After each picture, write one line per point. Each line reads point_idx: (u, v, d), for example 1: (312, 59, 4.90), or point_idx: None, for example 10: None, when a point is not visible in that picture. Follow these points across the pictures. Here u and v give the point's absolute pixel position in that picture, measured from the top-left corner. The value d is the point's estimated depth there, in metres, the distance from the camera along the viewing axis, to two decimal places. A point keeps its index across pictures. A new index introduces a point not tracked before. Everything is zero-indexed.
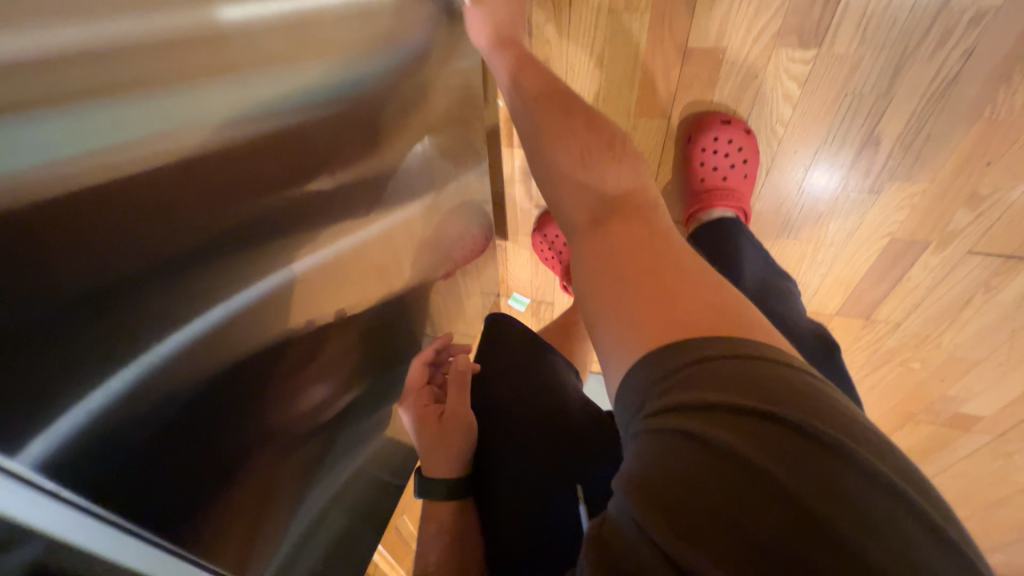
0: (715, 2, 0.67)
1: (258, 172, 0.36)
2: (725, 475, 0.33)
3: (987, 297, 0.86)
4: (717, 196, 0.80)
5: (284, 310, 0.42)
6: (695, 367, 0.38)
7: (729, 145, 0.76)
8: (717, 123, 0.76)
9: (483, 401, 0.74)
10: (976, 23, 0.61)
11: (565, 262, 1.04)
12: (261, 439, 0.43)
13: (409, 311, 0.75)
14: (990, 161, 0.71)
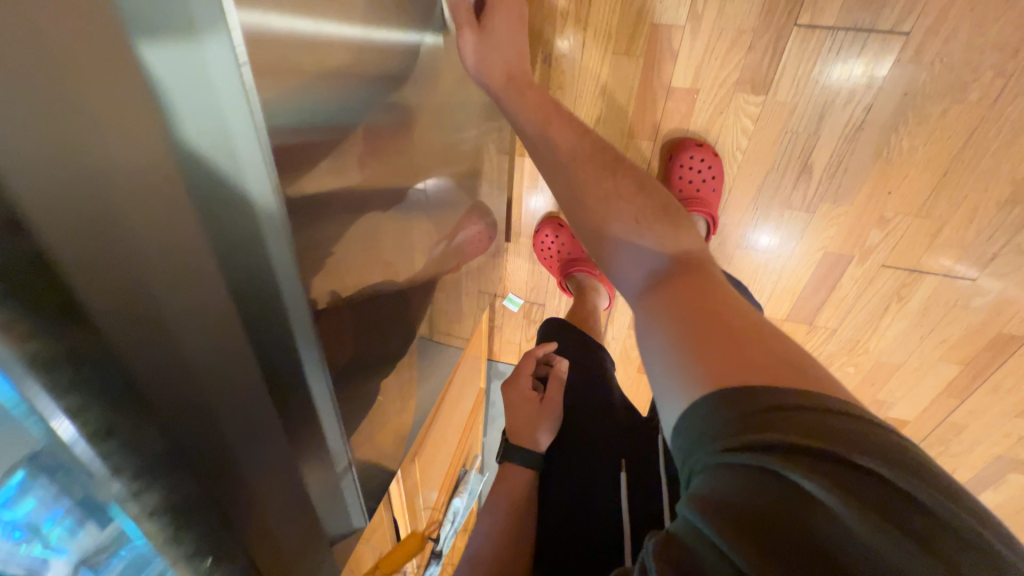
0: (691, 55, 0.88)
1: (371, 129, 0.38)
2: (802, 504, 0.32)
3: (899, 306, 1.07)
4: (691, 203, 0.98)
5: (386, 240, 0.47)
6: (765, 415, 0.37)
7: (701, 163, 0.96)
8: (692, 145, 0.96)
9: (551, 397, 0.89)
10: (871, 86, 0.84)
11: (562, 259, 1.19)
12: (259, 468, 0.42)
13: (448, 282, 0.80)
14: (890, 191, 0.93)
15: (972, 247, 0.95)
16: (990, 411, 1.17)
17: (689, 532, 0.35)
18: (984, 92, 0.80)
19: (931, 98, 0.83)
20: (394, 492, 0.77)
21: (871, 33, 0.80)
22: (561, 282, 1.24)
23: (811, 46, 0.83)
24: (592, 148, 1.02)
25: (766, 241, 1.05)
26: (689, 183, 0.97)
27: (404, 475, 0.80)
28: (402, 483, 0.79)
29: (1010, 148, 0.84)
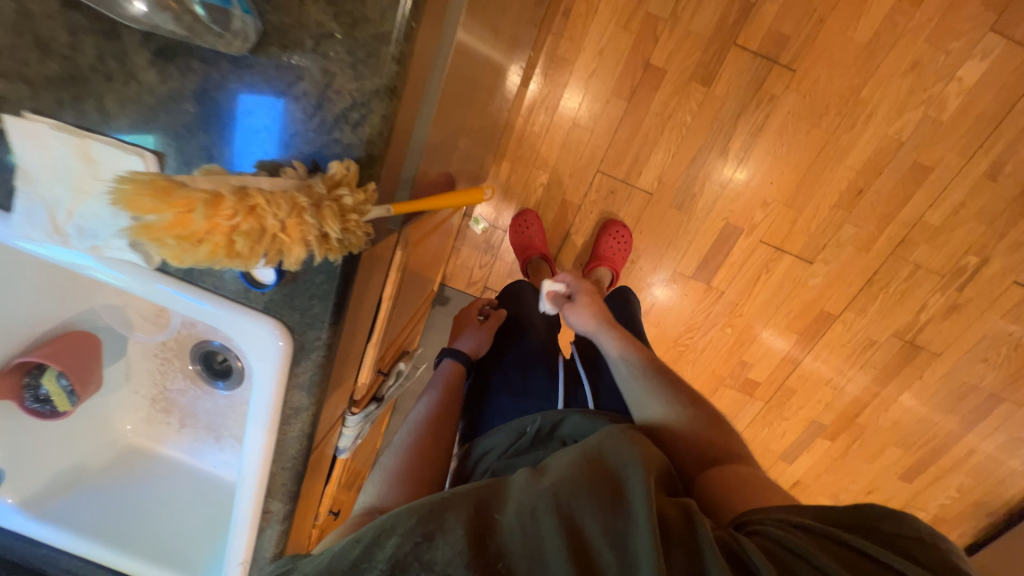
0: (664, 42, 1.22)
1: None
2: (857, 561, 0.48)
3: (767, 276, 1.45)
4: (603, 261, 1.38)
5: None
6: (848, 513, 0.53)
7: (621, 237, 1.39)
8: (619, 223, 1.40)
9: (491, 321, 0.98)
10: (767, 100, 1.24)
11: (525, 240, 1.39)
12: (322, 115, 0.43)
13: (465, 127, 0.94)
14: (771, 182, 1.33)
15: (813, 237, 1.38)
16: (810, 380, 1.58)
17: (774, 543, 0.50)
18: (830, 123, 1.25)
19: (802, 119, 1.25)
20: (393, 281, 0.78)
21: (776, 63, 1.21)
22: (520, 260, 1.41)
23: (742, 60, 1.21)
24: (582, 95, 1.30)
25: (660, 292, 1.50)
26: (607, 248, 1.39)
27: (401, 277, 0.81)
28: (398, 282, 0.80)
29: (839, 165, 1.29)
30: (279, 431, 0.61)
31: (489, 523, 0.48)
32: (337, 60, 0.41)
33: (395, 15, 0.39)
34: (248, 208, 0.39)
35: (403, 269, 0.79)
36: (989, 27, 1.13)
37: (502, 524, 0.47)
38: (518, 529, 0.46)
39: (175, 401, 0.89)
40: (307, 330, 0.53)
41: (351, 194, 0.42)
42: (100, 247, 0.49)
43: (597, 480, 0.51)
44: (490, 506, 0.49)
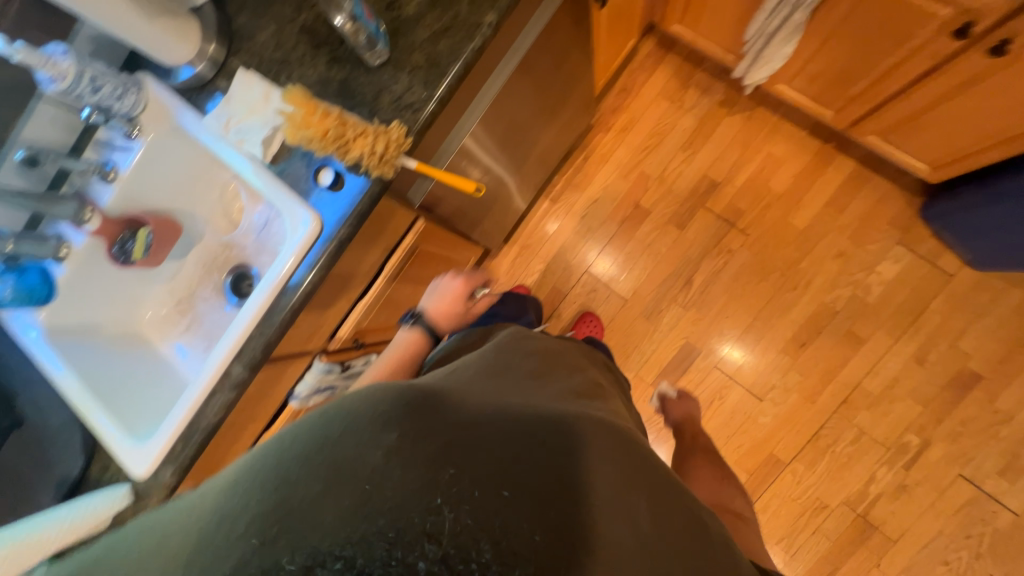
0: (650, 194, 1.65)
1: (545, 55, 1.00)
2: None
3: (719, 403, 1.55)
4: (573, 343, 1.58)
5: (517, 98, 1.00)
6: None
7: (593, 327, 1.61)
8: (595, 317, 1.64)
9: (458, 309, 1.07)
10: (724, 252, 1.58)
11: None
12: (400, 102, 0.77)
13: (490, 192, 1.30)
14: (726, 316, 1.57)
15: (762, 375, 1.54)
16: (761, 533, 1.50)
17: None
18: (775, 281, 1.54)
19: (753, 272, 1.56)
20: (397, 258, 1.03)
21: (733, 228, 1.58)
22: None
23: (707, 219, 1.60)
24: (586, 213, 1.69)
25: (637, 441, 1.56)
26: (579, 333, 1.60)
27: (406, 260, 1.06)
28: (402, 261, 1.04)
29: (784, 317, 1.53)
30: (276, 297, 0.82)
31: (509, 485, 0.48)
32: (418, 78, 0.77)
33: (454, 66, 0.75)
34: (341, 121, 0.71)
35: (410, 252, 1.04)
36: (896, 241, 1.47)
37: (525, 491, 0.48)
38: (545, 503, 0.48)
39: (195, 306, 1.07)
40: (332, 225, 0.79)
41: (397, 137, 0.73)
42: (244, 142, 0.82)
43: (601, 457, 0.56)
44: (509, 463, 0.50)
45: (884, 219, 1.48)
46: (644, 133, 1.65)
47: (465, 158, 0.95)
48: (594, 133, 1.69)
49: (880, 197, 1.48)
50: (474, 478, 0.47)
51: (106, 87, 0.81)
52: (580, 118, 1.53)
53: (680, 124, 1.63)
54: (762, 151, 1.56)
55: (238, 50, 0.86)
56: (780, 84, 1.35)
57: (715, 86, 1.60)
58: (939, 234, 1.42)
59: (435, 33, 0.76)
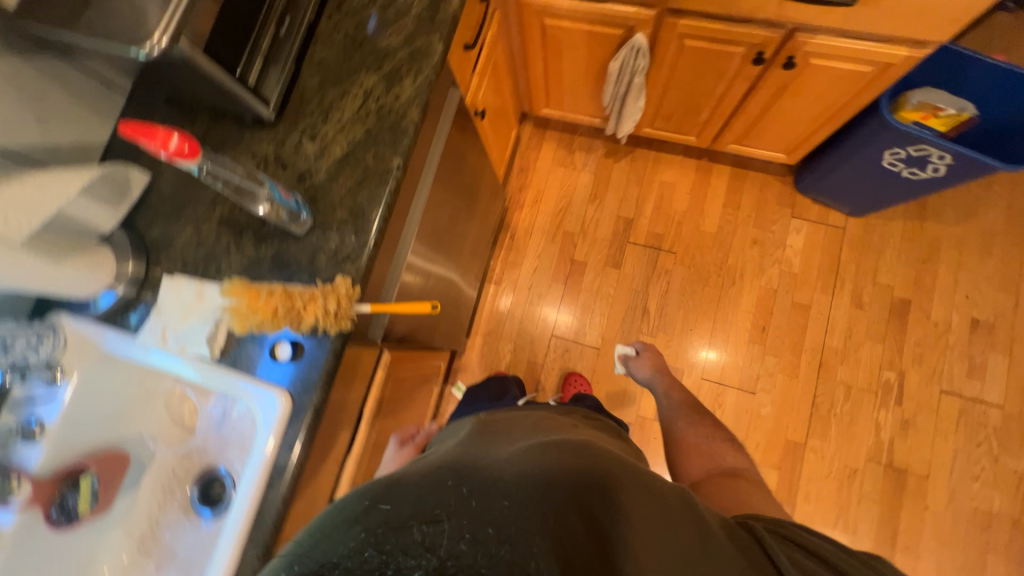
0: (580, 247, 1.77)
1: (450, 170, 1.10)
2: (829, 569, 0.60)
3: (721, 410, 1.59)
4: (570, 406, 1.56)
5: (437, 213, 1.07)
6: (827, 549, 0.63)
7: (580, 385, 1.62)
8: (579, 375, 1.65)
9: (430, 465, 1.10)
10: (663, 274, 1.71)
11: None
12: (337, 257, 0.80)
13: (440, 299, 1.33)
14: (690, 328, 1.66)
15: (744, 369, 1.61)
16: (816, 522, 1.48)
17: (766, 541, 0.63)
18: (715, 282, 1.68)
19: (694, 282, 1.69)
20: (371, 399, 0.99)
21: (661, 251, 1.73)
22: None
23: (636, 251, 1.74)
24: (530, 283, 1.77)
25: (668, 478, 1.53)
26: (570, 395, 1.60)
27: (380, 396, 1.03)
28: (377, 399, 1.01)
29: (737, 310, 1.65)
30: (261, 497, 0.74)
31: (504, 496, 0.56)
32: (347, 231, 0.80)
33: (378, 211, 0.81)
34: (287, 295, 0.72)
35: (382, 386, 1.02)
36: (791, 215, 1.68)
37: (517, 501, 0.55)
38: (536, 509, 0.55)
39: (161, 540, 0.87)
40: (303, 394, 0.76)
41: (345, 290, 0.75)
42: (187, 346, 0.79)
43: (590, 460, 0.63)
44: (503, 485, 0.57)
45: (774, 202, 1.70)
46: (554, 199, 1.82)
47: (410, 282, 0.98)
48: (511, 213, 1.83)
49: (762, 187, 1.72)
50: (466, 502, 0.55)
51: (19, 343, 0.78)
52: (494, 206, 1.66)
53: (580, 181, 1.82)
54: (654, 181, 1.78)
55: (158, 260, 0.86)
56: (645, 128, 1.58)
57: (595, 143, 1.84)
58: (819, 200, 1.66)
59: (350, 189, 0.82)
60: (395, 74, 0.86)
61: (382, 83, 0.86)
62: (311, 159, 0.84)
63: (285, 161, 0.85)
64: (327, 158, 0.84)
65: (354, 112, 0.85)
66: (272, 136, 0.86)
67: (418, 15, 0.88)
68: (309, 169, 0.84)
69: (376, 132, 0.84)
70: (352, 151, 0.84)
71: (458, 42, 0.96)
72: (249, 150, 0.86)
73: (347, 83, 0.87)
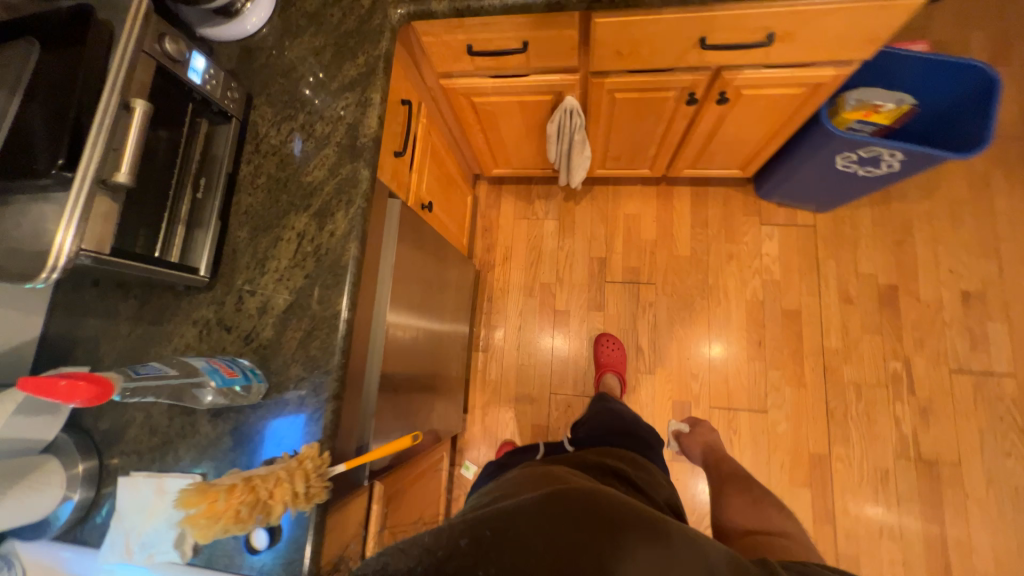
0: (560, 297, 1.74)
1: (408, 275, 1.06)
2: None
3: (738, 436, 1.53)
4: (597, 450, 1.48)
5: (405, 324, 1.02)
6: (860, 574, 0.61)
7: None
8: None
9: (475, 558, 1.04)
10: (648, 308, 1.67)
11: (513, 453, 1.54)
12: (301, 421, 0.74)
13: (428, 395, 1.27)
14: (688, 358, 1.62)
15: (752, 389, 1.56)
16: (861, 535, 1.42)
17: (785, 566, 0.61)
18: (703, 305, 1.64)
19: (680, 309, 1.65)
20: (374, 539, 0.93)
21: (640, 283, 1.70)
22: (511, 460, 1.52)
23: (616, 290, 1.70)
24: (518, 343, 1.72)
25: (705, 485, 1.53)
26: None
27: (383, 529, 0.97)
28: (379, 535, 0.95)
29: (730, 330, 1.61)
30: None
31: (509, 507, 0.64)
32: (306, 389, 0.75)
33: (334, 361, 0.76)
34: (250, 487, 0.64)
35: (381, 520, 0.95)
36: (760, 223, 1.67)
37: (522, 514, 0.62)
38: (539, 522, 0.61)
39: None
40: None
41: (312, 462, 0.70)
42: (153, 554, 0.71)
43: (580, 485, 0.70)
44: (505, 510, 0.64)
45: (740, 213, 1.68)
46: (523, 252, 1.79)
47: (388, 406, 0.93)
48: (484, 274, 1.79)
49: (725, 199, 1.70)
50: (474, 523, 0.62)
51: None
52: (465, 277, 1.62)
53: (546, 230, 1.79)
54: (619, 216, 1.75)
55: (112, 455, 0.80)
56: (597, 170, 1.56)
57: (553, 188, 1.82)
58: (784, 203, 1.64)
59: (301, 343, 0.77)
60: (325, 209, 0.82)
61: (314, 222, 0.82)
62: (254, 317, 0.79)
63: (229, 323, 0.80)
64: (270, 314, 0.79)
65: (290, 258, 0.81)
66: (210, 300, 0.81)
67: (338, 143, 0.84)
68: (254, 328, 0.79)
69: (317, 277, 0.79)
70: (295, 300, 0.79)
71: (387, 154, 0.93)
72: (189, 318, 0.81)
73: (279, 229, 0.82)
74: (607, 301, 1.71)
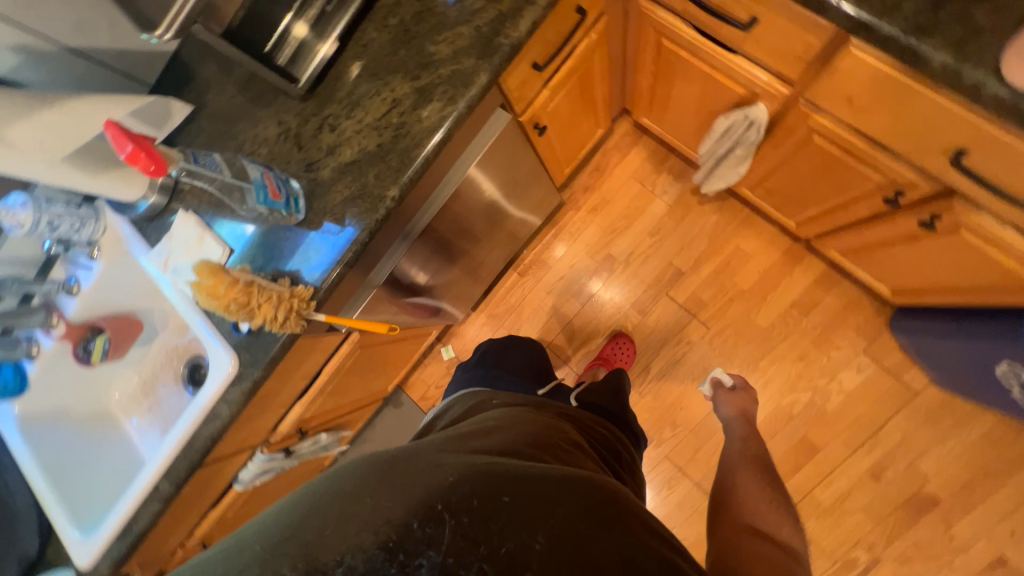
0: (617, 275, 1.64)
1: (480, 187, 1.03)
2: None
3: (670, 493, 1.54)
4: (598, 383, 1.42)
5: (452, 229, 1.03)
6: None
7: None
8: None
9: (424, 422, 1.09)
10: (684, 342, 1.56)
11: None
12: (311, 263, 0.82)
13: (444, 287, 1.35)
14: (682, 406, 1.55)
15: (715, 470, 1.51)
16: None
17: None
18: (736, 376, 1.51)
19: (713, 364, 1.53)
20: (333, 366, 1.09)
21: (696, 317, 1.56)
22: None
23: (670, 306, 1.58)
24: (552, 287, 1.70)
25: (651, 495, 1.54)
26: None
27: (345, 363, 1.13)
28: (339, 366, 1.11)
29: None
30: (196, 429, 0.88)
31: (506, 493, 0.56)
32: (328, 240, 0.81)
33: (359, 233, 0.79)
34: (247, 291, 0.77)
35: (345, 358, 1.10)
36: (862, 350, 1.42)
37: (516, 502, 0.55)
38: (544, 515, 0.54)
39: (157, 391, 1.15)
40: (249, 368, 0.85)
41: (300, 302, 0.79)
42: (177, 280, 0.87)
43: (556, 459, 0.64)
44: (487, 478, 0.58)
45: (852, 326, 1.43)
46: (614, 214, 1.65)
47: (396, 287, 1.00)
48: (566, 208, 1.69)
49: (848, 304, 1.44)
50: (462, 498, 0.55)
51: (65, 225, 0.91)
52: (546, 202, 1.54)
53: (650, 208, 1.62)
54: (729, 244, 1.54)
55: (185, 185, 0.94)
56: (741, 189, 1.32)
57: (689, 173, 1.59)
58: (906, 350, 1.36)
59: (344, 202, 0.81)
60: (428, 90, 0.77)
61: (413, 96, 0.78)
62: (321, 152, 0.82)
63: (302, 143, 0.83)
64: (334, 158, 0.82)
65: (376, 117, 0.80)
66: (298, 110, 0.84)
67: (478, 26, 0.75)
68: (317, 161, 0.82)
69: (386, 152, 0.78)
70: (358, 160, 0.80)
71: (524, 63, 0.83)
72: (276, 116, 0.86)
73: (381, 82, 0.80)
74: (654, 309, 1.60)
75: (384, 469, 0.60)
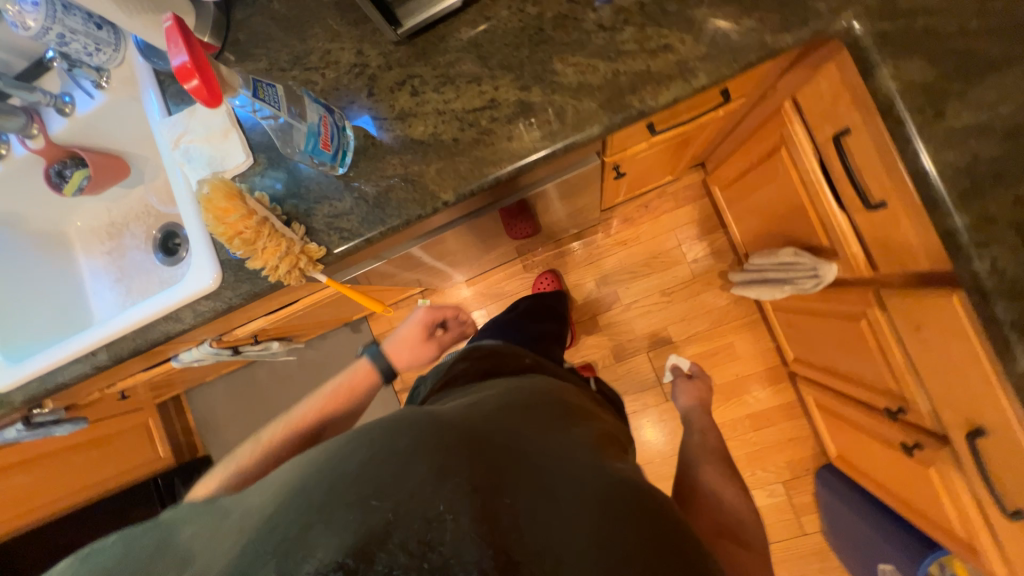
0: (612, 313, 1.63)
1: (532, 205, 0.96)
2: None
3: None
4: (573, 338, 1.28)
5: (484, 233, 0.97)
6: None
7: None
8: None
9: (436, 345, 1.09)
10: (639, 401, 1.61)
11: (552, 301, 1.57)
12: (332, 223, 0.75)
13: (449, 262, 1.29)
14: None
15: None
16: None
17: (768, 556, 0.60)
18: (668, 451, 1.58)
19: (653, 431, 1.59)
20: (313, 302, 1.05)
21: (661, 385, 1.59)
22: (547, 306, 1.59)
23: (644, 364, 1.61)
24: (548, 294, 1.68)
25: None
26: None
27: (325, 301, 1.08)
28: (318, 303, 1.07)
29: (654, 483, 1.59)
30: (154, 321, 0.84)
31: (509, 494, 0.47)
32: (361, 209, 0.74)
33: (395, 220, 0.72)
34: (257, 230, 0.69)
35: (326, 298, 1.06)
36: (782, 479, 1.51)
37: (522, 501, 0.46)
38: (555, 513, 0.46)
39: (124, 241, 1.09)
40: (229, 291, 0.80)
41: (306, 262, 0.73)
42: (186, 167, 0.79)
43: (574, 447, 0.58)
44: (490, 469, 0.48)
45: (786, 457, 1.51)
46: (640, 256, 1.61)
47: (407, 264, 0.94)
48: (598, 228, 1.63)
49: (794, 438, 1.51)
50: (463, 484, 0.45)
51: (77, 45, 0.78)
52: (582, 217, 1.48)
53: (675, 268, 1.59)
54: (725, 337, 1.55)
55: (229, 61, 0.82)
56: (767, 303, 1.31)
57: (726, 254, 1.55)
58: (818, 499, 1.47)
59: (391, 179, 0.73)
60: (532, 111, 0.67)
61: (512, 107, 0.68)
62: (390, 113, 0.73)
63: (376, 90, 0.73)
64: (400, 128, 0.72)
65: (463, 108, 0.70)
66: (385, 51, 0.73)
67: (615, 70, 0.65)
68: (384, 120, 0.73)
69: (456, 153, 0.70)
70: (426, 143, 0.71)
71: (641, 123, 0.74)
72: (360, 44, 0.74)
73: (485, 72, 0.69)
74: (629, 359, 1.62)
75: (371, 446, 0.48)
